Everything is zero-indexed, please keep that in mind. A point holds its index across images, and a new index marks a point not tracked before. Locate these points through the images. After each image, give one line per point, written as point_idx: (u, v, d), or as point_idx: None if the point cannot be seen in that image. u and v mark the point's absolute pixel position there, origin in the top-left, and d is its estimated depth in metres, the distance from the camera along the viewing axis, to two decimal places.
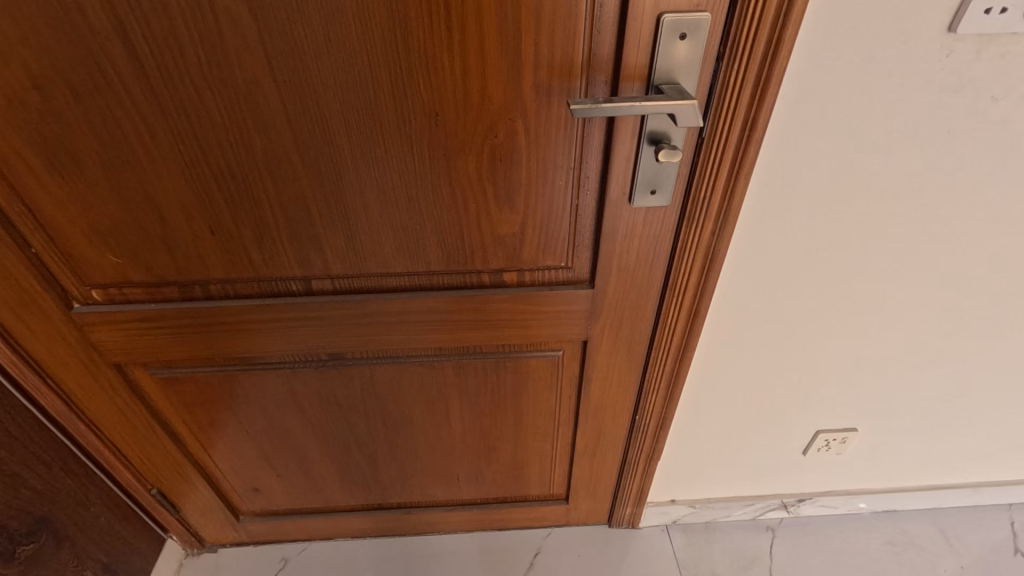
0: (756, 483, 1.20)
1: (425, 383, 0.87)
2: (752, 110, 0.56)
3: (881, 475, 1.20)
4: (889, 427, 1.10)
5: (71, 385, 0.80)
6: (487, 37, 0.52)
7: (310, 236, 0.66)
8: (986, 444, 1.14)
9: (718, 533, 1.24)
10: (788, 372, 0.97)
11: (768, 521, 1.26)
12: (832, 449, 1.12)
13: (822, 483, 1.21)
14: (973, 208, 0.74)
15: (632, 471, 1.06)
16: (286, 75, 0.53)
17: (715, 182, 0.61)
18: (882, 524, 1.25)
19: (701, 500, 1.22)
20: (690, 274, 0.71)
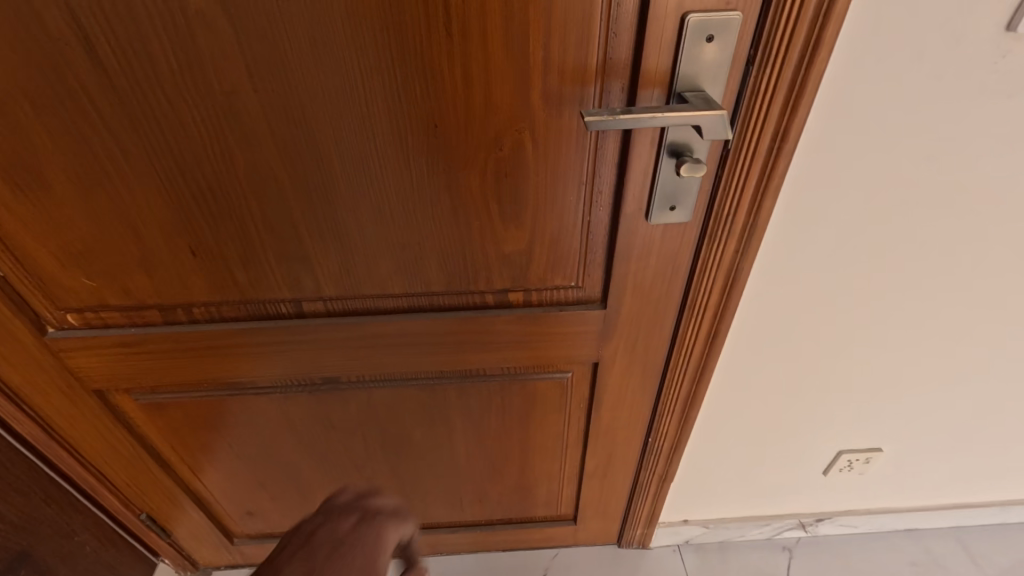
0: (772, 502, 1.15)
1: (426, 406, 0.82)
2: (784, 118, 0.50)
3: (903, 492, 1.15)
4: (913, 444, 1.04)
5: (49, 412, 0.75)
6: (491, 41, 0.46)
7: (300, 258, 0.61)
8: (1014, 461, 1.09)
9: (732, 553, 1.19)
10: (809, 390, 0.92)
11: (785, 541, 1.21)
12: (855, 469, 1.07)
13: (841, 502, 1.16)
14: (1017, 218, 0.68)
15: (643, 492, 1.01)
16: (269, 84, 0.48)
17: (741, 196, 0.56)
18: (903, 542, 1.20)
19: (715, 520, 1.18)
20: (709, 298, 0.66)
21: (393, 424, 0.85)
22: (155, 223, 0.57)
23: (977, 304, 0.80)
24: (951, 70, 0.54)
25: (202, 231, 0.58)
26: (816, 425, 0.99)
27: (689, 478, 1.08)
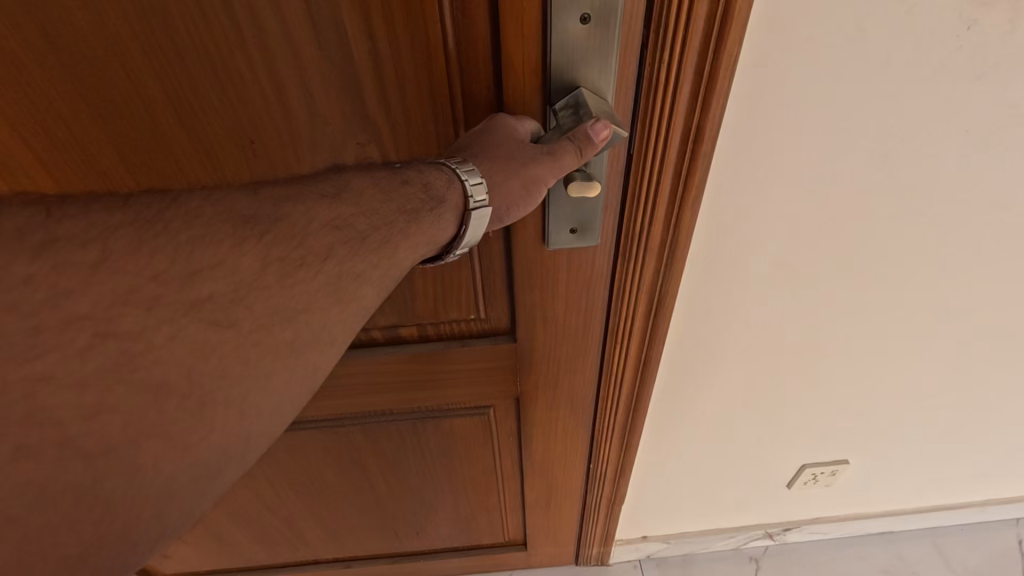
0: (736, 513, 1.09)
1: (333, 450, 0.72)
2: (694, 117, 0.40)
3: (874, 498, 1.09)
4: (883, 451, 0.97)
5: None
6: (297, 31, 0.38)
7: None
8: (990, 463, 1.03)
9: (696, 566, 1.14)
10: (765, 404, 0.84)
11: (752, 551, 1.15)
12: (820, 482, 1.01)
13: (809, 510, 1.10)
14: (991, 216, 0.59)
15: (593, 517, 0.93)
16: (24, 100, 0.40)
17: (654, 210, 0.46)
18: (875, 548, 1.14)
19: (676, 535, 1.12)
20: (630, 325, 0.56)
21: (300, 469, 0.75)
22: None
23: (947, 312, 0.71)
24: (904, 46, 0.44)
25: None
26: (778, 437, 0.91)
27: (644, 492, 1.01)
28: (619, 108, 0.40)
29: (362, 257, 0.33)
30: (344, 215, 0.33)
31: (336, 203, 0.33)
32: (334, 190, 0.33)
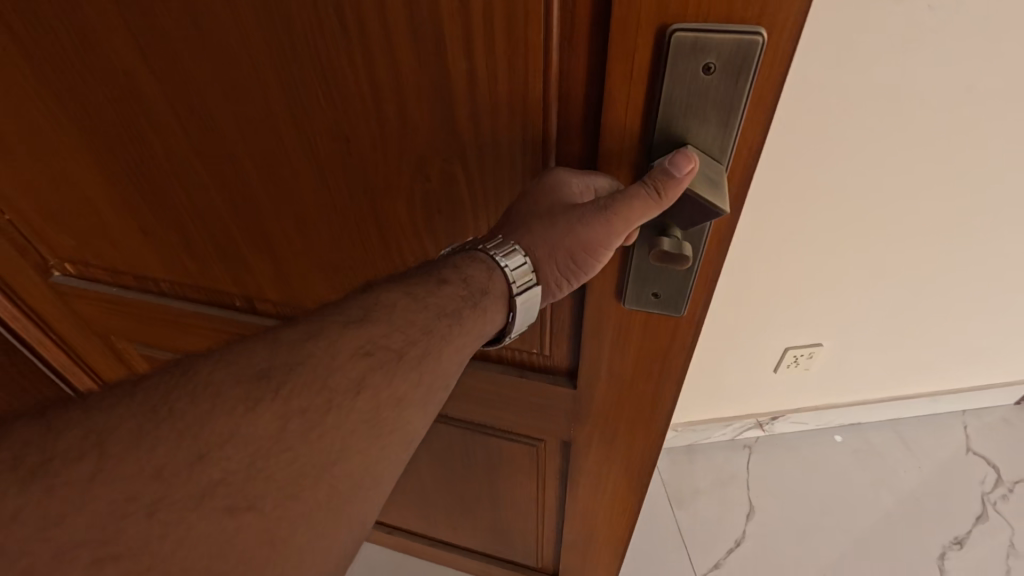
0: (733, 405, 1.31)
1: None
2: None
3: (845, 390, 1.32)
4: (847, 339, 1.22)
5: (75, 346, 0.88)
6: (394, 39, 0.42)
7: (236, 257, 0.66)
8: (931, 356, 1.27)
9: (698, 454, 1.35)
10: (759, 284, 1.10)
11: (745, 440, 1.37)
12: (800, 364, 1.24)
13: (791, 400, 1.32)
14: (899, 117, 0.86)
15: None
16: (170, 92, 0.50)
17: None
18: (849, 437, 1.37)
19: (684, 424, 1.33)
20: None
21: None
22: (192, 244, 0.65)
23: (874, 200, 0.98)
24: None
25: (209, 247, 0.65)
26: (762, 322, 1.17)
27: None
28: None
29: (449, 185, 0.51)
30: (426, 163, 0.49)
31: (366, 328, 0.42)
32: (335, 336, 0.41)
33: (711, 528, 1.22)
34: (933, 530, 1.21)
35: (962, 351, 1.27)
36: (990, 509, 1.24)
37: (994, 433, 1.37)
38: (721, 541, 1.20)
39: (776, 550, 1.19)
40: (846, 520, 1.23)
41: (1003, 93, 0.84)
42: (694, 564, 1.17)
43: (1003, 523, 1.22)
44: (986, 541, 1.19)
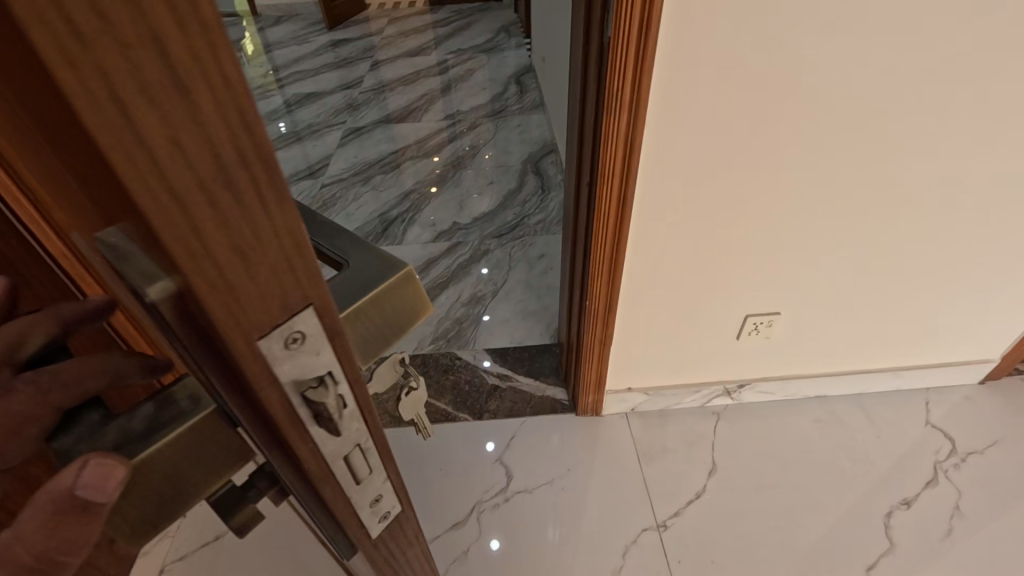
0: (700, 372, 1.39)
1: None
2: (646, 13, 0.73)
3: (809, 361, 1.39)
4: (809, 311, 1.28)
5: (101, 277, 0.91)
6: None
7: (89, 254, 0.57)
8: (891, 331, 1.35)
9: (669, 417, 1.44)
10: (713, 254, 1.14)
11: (715, 407, 1.46)
12: (760, 332, 1.30)
13: (757, 368, 1.39)
14: (844, 93, 0.92)
15: (589, 355, 1.26)
16: None
17: (626, 70, 0.79)
18: (814, 405, 1.45)
19: (654, 388, 1.41)
20: (616, 148, 0.88)
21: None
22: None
23: (820, 174, 1.03)
24: None
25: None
26: (717, 292, 1.21)
27: (624, 349, 1.30)
28: (615, 21, 0.75)
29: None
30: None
31: None
32: None
33: (677, 482, 1.32)
34: (883, 493, 1.30)
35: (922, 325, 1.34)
36: (942, 475, 1.32)
37: (958, 409, 1.44)
38: (683, 494, 1.30)
39: (736, 503, 1.28)
40: (805, 480, 1.32)
41: (925, 72, 0.91)
42: (655, 513, 1.27)
43: (953, 488, 1.29)
44: (934, 503, 1.27)
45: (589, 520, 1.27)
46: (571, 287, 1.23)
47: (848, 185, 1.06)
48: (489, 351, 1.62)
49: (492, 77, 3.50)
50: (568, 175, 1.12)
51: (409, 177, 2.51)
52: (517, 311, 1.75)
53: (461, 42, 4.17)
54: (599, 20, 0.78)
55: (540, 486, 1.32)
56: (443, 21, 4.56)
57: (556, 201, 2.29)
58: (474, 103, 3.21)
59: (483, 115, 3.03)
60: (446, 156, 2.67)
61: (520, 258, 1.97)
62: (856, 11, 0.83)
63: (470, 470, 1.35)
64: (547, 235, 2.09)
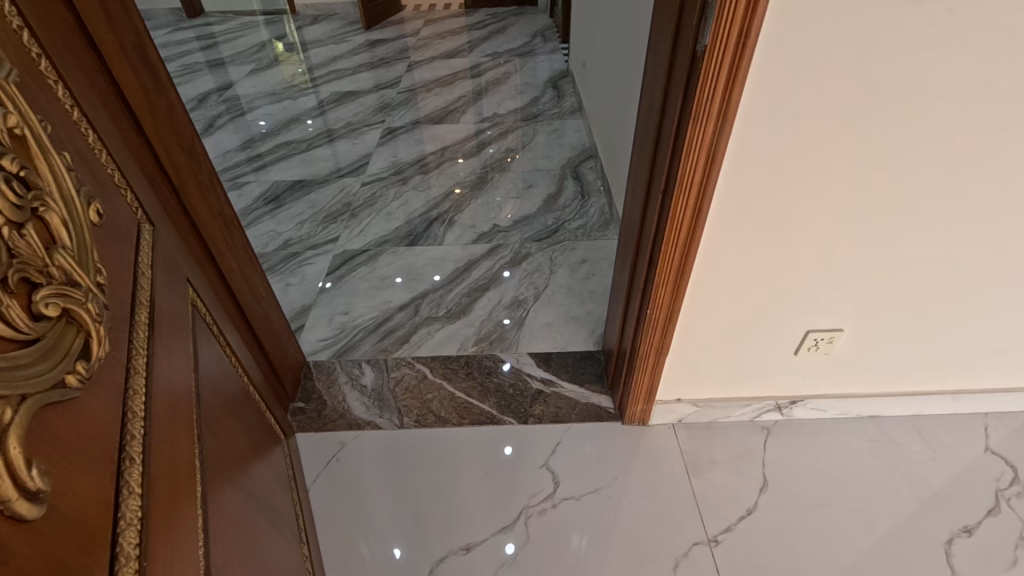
0: (752, 386, 1.37)
1: (220, 364, 0.87)
2: (747, 21, 0.72)
3: (865, 379, 1.36)
4: (870, 330, 1.25)
5: (207, 239, 1.11)
6: None
7: (134, 222, 0.70)
8: (954, 353, 1.31)
9: (718, 430, 1.42)
10: (777, 267, 1.12)
11: (765, 422, 1.43)
12: (820, 348, 1.27)
13: (809, 384, 1.37)
14: (937, 109, 0.89)
15: (643, 363, 1.26)
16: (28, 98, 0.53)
17: (717, 83, 0.79)
18: (867, 425, 1.42)
19: (704, 400, 1.39)
20: (698, 158, 0.88)
21: (241, 479, 0.80)
22: (167, 344, 0.66)
23: (897, 191, 1.01)
24: None
25: (165, 348, 0.65)
26: (780, 307, 1.19)
27: (678, 358, 1.29)
28: (711, 32, 0.74)
29: None
30: None
31: None
32: None
33: (727, 496, 1.30)
34: (942, 518, 1.26)
35: (988, 349, 1.31)
36: (1003, 503, 1.27)
37: (1020, 435, 1.40)
38: (733, 509, 1.28)
39: (789, 521, 1.25)
40: (859, 502, 1.29)
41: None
42: (706, 527, 1.25)
43: (1017, 517, 1.25)
44: (997, 532, 1.23)
45: (637, 532, 1.24)
46: (629, 294, 1.23)
47: (926, 204, 1.03)
48: (532, 354, 1.62)
49: (527, 80, 3.52)
50: (635, 182, 1.12)
51: (448, 178, 2.52)
52: (560, 316, 1.75)
53: (495, 44, 4.19)
54: (694, 27, 0.78)
55: (587, 494, 1.31)
56: (479, 23, 4.59)
57: (596, 207, 2.28)
58: (511, 106, 3.21)
59: (520, 119, 3.04)
60: (484, 158, 2.68)
61: (561, 263, 1.97)
62: (964, 25, 0.80)
63: (515, 475, 1.35)
64: (588, 241, 2.08)
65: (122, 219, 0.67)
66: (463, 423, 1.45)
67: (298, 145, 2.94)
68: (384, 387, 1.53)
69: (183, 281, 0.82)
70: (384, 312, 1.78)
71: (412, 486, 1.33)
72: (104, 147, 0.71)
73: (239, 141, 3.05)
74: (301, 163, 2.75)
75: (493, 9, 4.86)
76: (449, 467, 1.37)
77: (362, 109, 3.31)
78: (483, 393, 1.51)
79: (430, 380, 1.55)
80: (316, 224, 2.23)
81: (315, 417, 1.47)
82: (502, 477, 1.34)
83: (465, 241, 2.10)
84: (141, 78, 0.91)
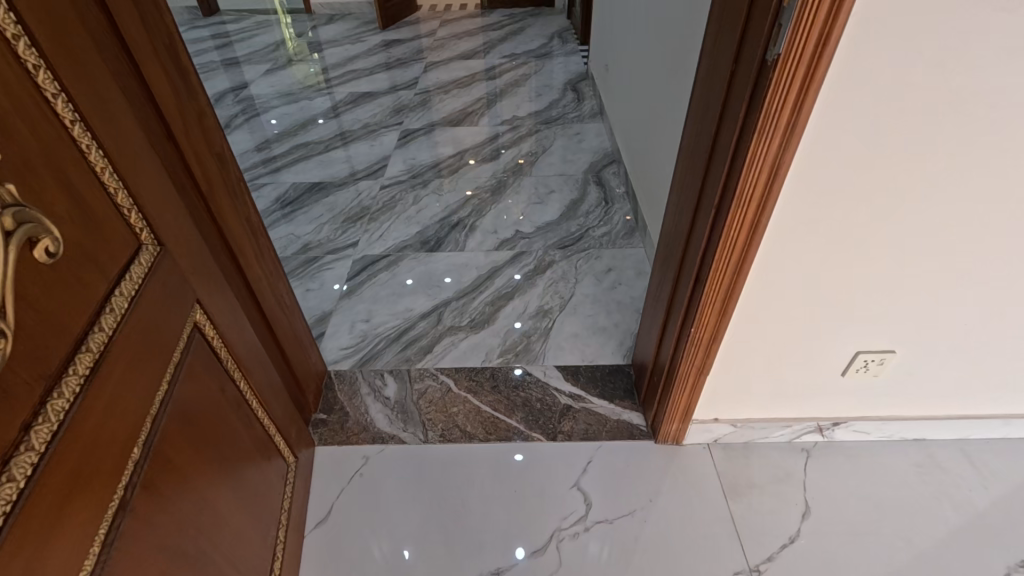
0: (794, 407, 1.31)
1: (204, 391, 0.82)
2: (827, 25, 0.67)
3: (913, 402, 1.31)
4: (924, 352, 1.19)
5: (237, 248, 1.07)
6: None
7: (120, 247, 0.66)
8: (1010, 376, 1.25)
9: (756, 451, 1.36)
10: (830, 290, 1.05)
11: (804, 444, 1.38)
12: (870, 370, 1.21)
13: (853, 407, 1.31)
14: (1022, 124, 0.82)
15: (683, 382, 1.21)
16: None
17: (786, 98, 0.74)
18: (912, 449, 1.36)
19: (742, 421, 1.34)
20: (759, 175, 0.83)
21: (182, 534, 0.74)
22: (105, 399, 0.59)
23: (970, 211, 0.93)
24: None
25: (99, 398, 0.58)
26: (831, 328, 1.13)
27: (717, 376, 1.23)
28: (783, 46, 0.70)
29: None
30: None
31: None
32: None
33: (767, 521, 1.24)
34: (997, 550, 1.19)
35: None
36: None
37: None
38: (775, 536, 1.22)
39: (833, 549, 1.19)
40: (906, 528, 1.23)
41: None
42: (746, 554, 1.19)
43: None
44: None
45: (673, 559, 1.19)
46: (670, 310, 1.18)
47: (1000, 224, 0.96)
48: (559, 367, 1.57)
49: (546, 82, 3.48)
50: (683, 194, 1.07)
51: (468, 182, 2.48)
52: (587, 327, 1.70)
53: (513, 45, 4.15)
54: (762, 38, 0.73)
55: (621, 516, 1.26)
56: (495, 24, 4.54)
57: (619, 214, 2.23)
58: (530, 109, 3.16)
59: (539, 122, 2.99)
60: (503, 162, 2.63)
61: (586, 271, 1.92)
62: None
63: (545, 494, 1.30)
64: (612, 249, 2.03)
65: (99, 245, 0.62)
66: (490, 439, 1.40)
67: (316, 146, 2.91)
68: (408, 399, 1.49)
69: (180, 305, 0.77)
70: (405, 320, 1.73)
71: (437, 503, 1.29)
72: (116, 162, 0.66)
73: (256, 142, 3.03)
74: (318, 165, 2.71)
75: (510, 10, 4.81)
76: (473, 486, 1.32)
77: (379, 110, 3.27)
78: (510, 407, 1.46)
79: (455, 393, 1.51)
80: (334, 228, 2.19)
81: (337, 429, 1.43)
82: (531, 496, 1.29)
83: (486, 247, 2.05)
84: (171, 80, 0.87)
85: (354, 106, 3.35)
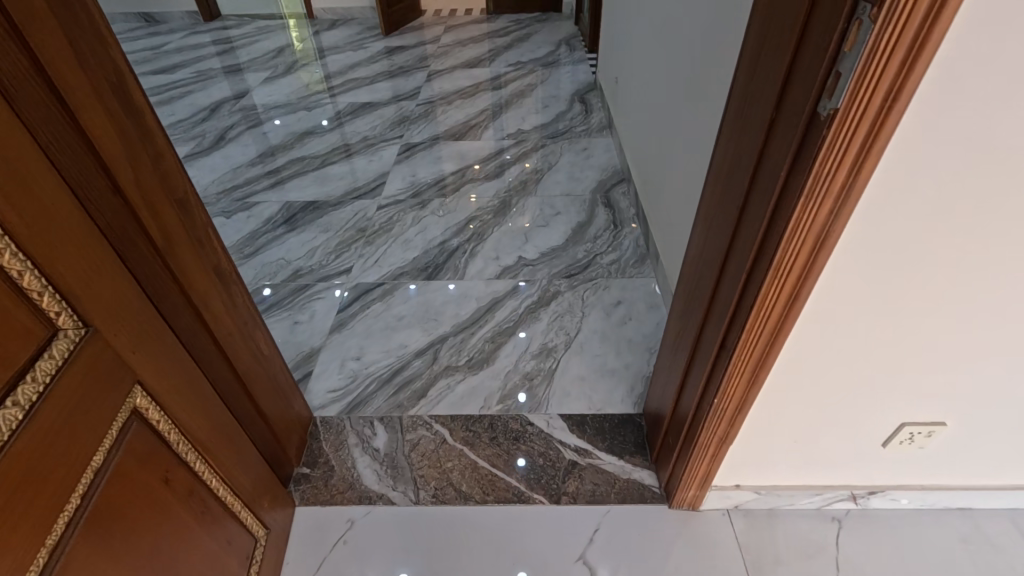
0: (826, 475, 1.18)
1: (135, 490, 0.73)
2: (899, 78, 0.55)
3: (960, 472, 1.17)
4: (979, 423, 1.05)
5: (205, 306, 0.96)
6: None
7: (19, 345, 0.57)
8: None
9: (781, 520, 1.23)
10: (875, 362, 0.92)
11: (835, 511, 1.24)
12: (915, 442, 1.08)
13: (893, 475, 1.18)
14: None
15: (702, 450, 1.08)
16: None
17: (841, 159, 0.61)
18: (957, 521, 1.23)
19: (767, 487, 1.21)
20: (801, 245, 0.70)
21: None
22: None
23: None
24: None
25: None
26: (874, 399, 1.00)
27: (741, 443, 1.10)
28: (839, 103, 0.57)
29: None
30: None
31: None
32: None
33: None
34: None
35: None
36: None
37: None
38: None
39: None
40: None
41: None
42: None
43: None
44: None
45: None
46: (690, 370, 1.06)
47: None
48: (565, 417, 1.44)
49: (554, 93, 3.35)
50: (709, 246, 0.95)
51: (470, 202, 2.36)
52: (595, 370, 1.57)
53: (520, 53, 4.02)
54: (813, 88, 0.60)
55: None
56: (502, 31, 4.42)
57: (629, 239, 2.10)
58: (537, 122, 3.04)
59: (546, 136, 2.86)
60: (507, 180, 2.50)
61: (594, 305, 1.79)
62: None
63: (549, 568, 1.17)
64: (622, 279, 1.90)
65: None
66: (487, 501, 1.28)
67: (313, 160, 2.80)
68: (399, 453, 1.37)
69: (109, 397, 0.68)
70: (400, 359, 1.61)
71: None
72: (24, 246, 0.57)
73: (252, 155, 2.92)
74: (315, 181, 2.60)
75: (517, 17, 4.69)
76: (466, 556, 1.19)
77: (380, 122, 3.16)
78: (509, 464, 1.34)
79: (450, 445, 1.39)
80: (328, 252, 2.08)
81: (321, 487, 1.31)
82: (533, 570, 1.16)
83: (488, 275, 1.93)
84: (120, 129, 0.76)
85: (355, 117, 3.24)
